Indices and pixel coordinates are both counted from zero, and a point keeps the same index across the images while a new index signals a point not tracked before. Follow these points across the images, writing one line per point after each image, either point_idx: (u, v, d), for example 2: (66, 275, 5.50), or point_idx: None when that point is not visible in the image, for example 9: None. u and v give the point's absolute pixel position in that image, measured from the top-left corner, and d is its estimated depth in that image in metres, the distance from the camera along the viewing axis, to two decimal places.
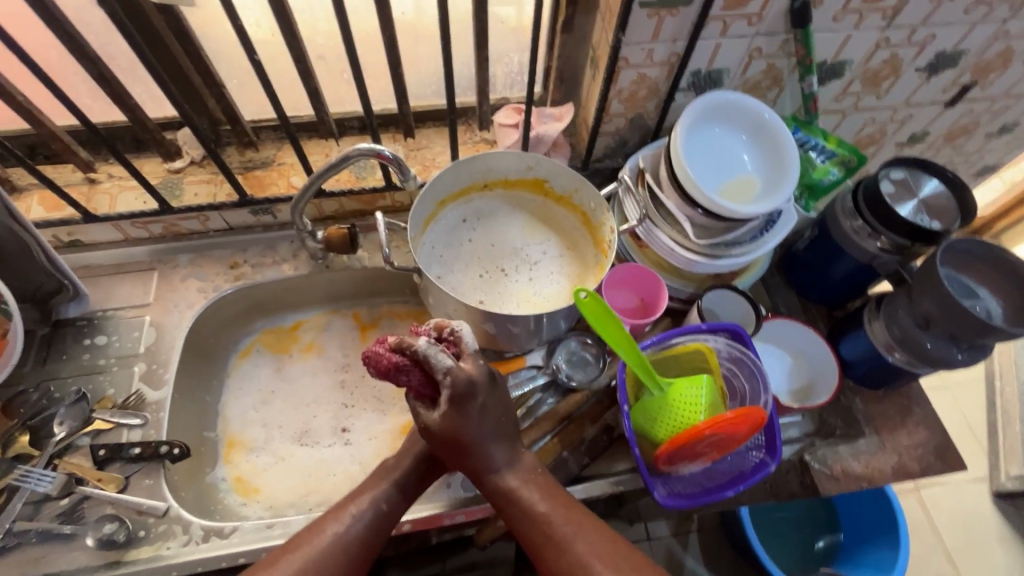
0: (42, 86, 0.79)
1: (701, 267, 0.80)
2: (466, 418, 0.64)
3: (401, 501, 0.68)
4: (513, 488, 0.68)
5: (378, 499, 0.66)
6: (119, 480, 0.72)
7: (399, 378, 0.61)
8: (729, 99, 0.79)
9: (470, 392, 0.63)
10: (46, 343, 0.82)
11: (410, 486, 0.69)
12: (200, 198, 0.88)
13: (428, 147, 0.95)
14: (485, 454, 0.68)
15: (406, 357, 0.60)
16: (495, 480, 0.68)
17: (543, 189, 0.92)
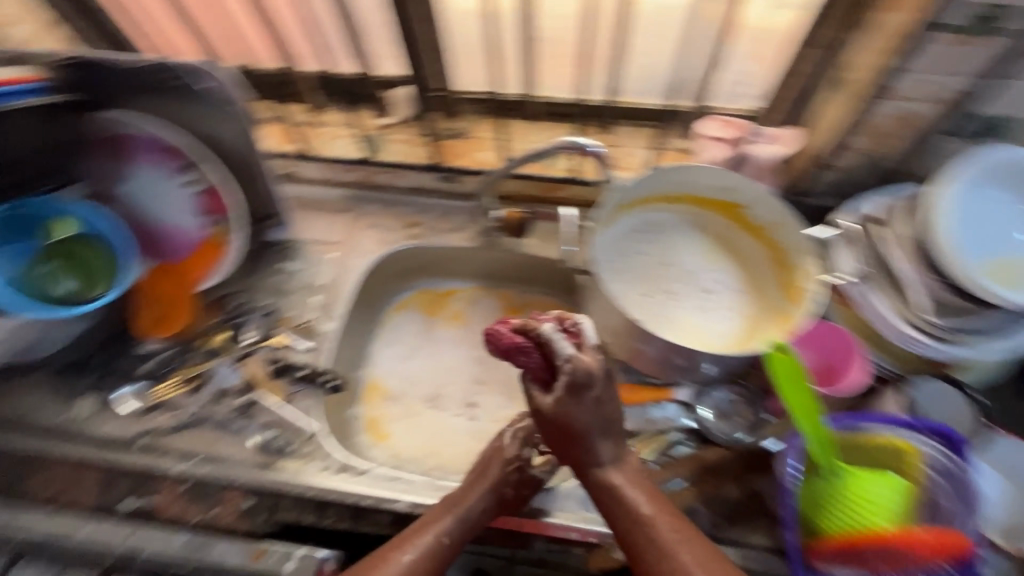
0: (300, 31, 0.88)
1: (925, 351, 0.68)
2: (579, 408, 0.61)
3: (462, 535, 0.66)
4: (617, 485, 0.63)
5: (439, 535, 0.64)
6: (286, 392, 0.81)
7: (518, 360, 0.63)
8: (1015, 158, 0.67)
9: (586, 380, 0.60)
10: (251, 257, 0.93)
11: (473, 517, 0.67)
12: (396, 156, 0.96)
13: (621, 146, 0.90)
14: (590, 442, 0.63)
15: (528, 339, 0.61)
16: (597, 473, 0.64)
17: (735, 216, 0.84)
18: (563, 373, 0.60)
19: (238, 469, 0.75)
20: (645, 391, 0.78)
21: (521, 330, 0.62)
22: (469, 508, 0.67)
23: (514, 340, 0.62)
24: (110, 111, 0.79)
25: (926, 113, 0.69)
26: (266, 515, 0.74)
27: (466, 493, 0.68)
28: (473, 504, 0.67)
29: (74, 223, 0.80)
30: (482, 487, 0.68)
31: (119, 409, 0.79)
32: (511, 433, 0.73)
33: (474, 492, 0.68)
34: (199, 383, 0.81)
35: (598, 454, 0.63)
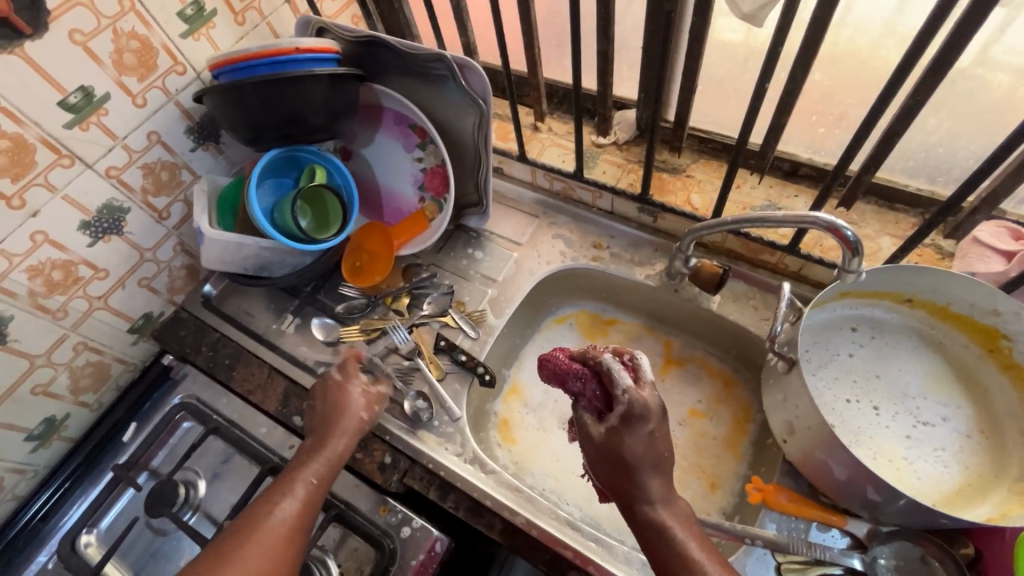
0: (551, 40, 0.91)
1: None
2: (634, 440, 0.56)
3: (330, 475, 0.71)
4: (665, 525, 0.55)
5: (307, 479, 0.69)
6: (441, 371, 0.87)
7: (571, 387, 0.60)
8: None
9: (643, 414, 0.56)
10: (445, 237, 1.01)
11: (334, 456, 0.72)
12: (605, 177, 0.92)
13: (858, 226, 0.79)
14: (638, 472, 0.56)
15: (586, 366, 0.59)
16: (646, 509, 0.56)
17: (992, 345, 0.69)
18: (618, 404, 0.56)
19: (388, 425, 0.83)
20: (811, 507, 0.68)
21: (575, 355, 0.61)
22: (332, 453, 0.72)
23: (566, 364, 0.60)
24: (379, 86, 0.91)
25: None
26: (397, 477, 0.79)
27: (327, 440, 0.73)
28: (333, 440, 0.73)
29: (323, 171, 0.92)
30: (343, 430, 0.74)
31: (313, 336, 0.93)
32: (350, 370, 0.80)
33: (327, 434, 0.74)
34: (377, 336, 0.91)
35: (655, 494, 0.56)
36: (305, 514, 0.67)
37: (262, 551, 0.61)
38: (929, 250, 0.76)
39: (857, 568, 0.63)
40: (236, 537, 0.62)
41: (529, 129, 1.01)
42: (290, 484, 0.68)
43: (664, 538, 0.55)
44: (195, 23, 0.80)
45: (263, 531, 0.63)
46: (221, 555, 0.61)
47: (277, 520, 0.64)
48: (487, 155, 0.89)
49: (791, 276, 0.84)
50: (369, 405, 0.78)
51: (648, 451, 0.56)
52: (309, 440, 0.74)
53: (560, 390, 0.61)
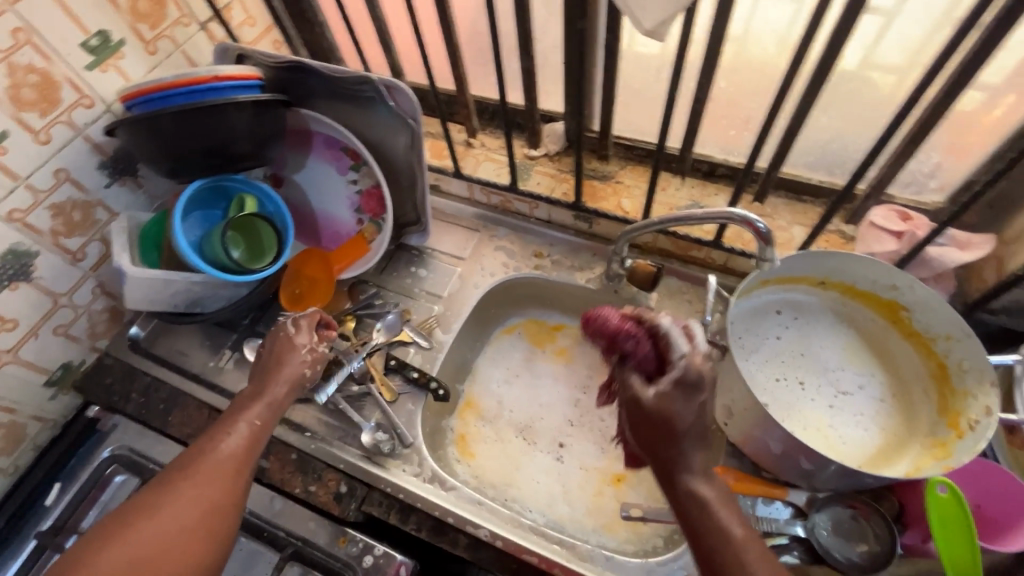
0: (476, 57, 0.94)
1: None
2: (688, 408, 0.54)
3: (273, 417, 0.72)
4: (707, 501, 0.54)
5: (250, 419, 0.70)
6: (394, 393, 0.85)
7: (616, 347, 0.60)
8: None
9: (696, 385, 0.55)
10: (387, 257, 1.00)
11: (276, 398, 0.73)
12: (540, 188, 0.95)
13: (771, 218, 0.86)
14: (686, 440, 0.55)
15: (640, 327, 0.59)
16: (690, 483, 0.54)
17: (895, 317, 0.76)
18: (674, 367, 0.55)
19: (343, 453, 0.80)
20: (754, 483, 0.72)
21: (628, 317, 0.61)
22: (272, 394, 0.73)
23: (620, 324, 0.60)
24: (306, 109, 0.90)
25: None
26: (354, 505, 0.77)
27: (268, 383, 0.74)
28: (273, 382, 0.74)
29: (253, 200, 0.90)
30: (284, 375, 0.75)
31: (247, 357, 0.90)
32: (297, 321, 0.80)
33: (270, 376, 0.75)
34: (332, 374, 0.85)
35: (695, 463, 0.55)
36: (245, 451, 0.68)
37: (212, 481, 0.63)
38: (835, 235, 0.83)
39: (801, 535, 0.68)
40: (175, 474, 0.63)
41: (462, 146, 1.03)
42: (233, 422, 0.69)
43: (705, 519, 0.53)
44: (102, 54, 0.77)
45: (204, 466, 0.64)
46: (165, 489, 0.62)
47: (216, 455, 0.65)
48: (421, 172, 0.89)
49: (719, 269, 0.90)
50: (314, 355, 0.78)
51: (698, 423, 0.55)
52: (250, 388, 0.75)
53: (611, 349, 0.60)
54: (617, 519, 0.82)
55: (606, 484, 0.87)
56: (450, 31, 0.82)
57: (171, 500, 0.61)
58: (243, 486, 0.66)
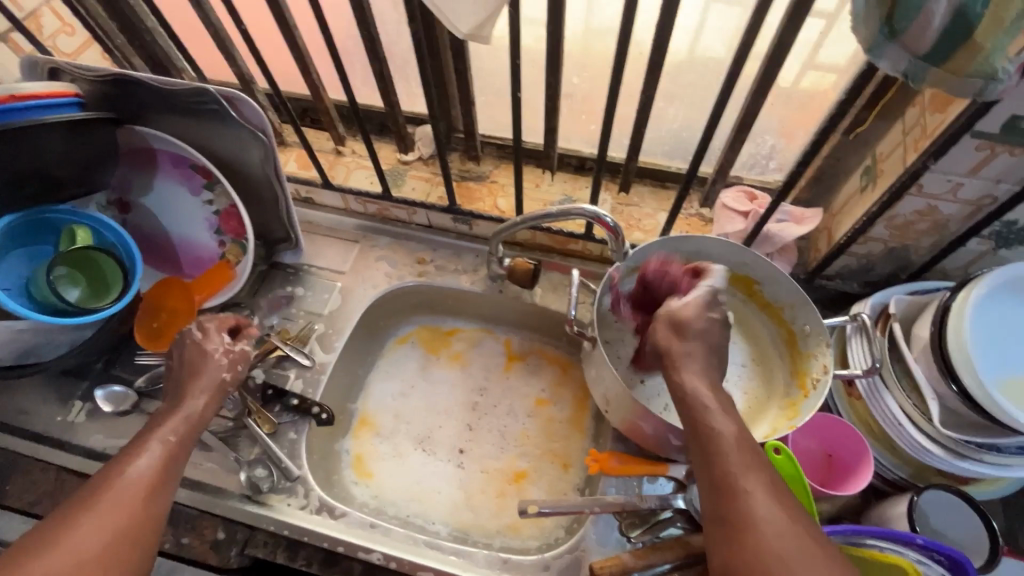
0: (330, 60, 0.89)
1: (933, 461, 0.63)
2: (692, 342, 0.61)
3: (191, 431, 0.64)
4: (706, 404, 0.56)
5: (163, 437, 0.62)
6: (273, 422, 0.79)
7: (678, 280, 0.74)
8: None
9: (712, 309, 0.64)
10: (259, 278, 0.94)
11: (197, 409, 0.66)
12: (414, 194, 0.93)
13: (638, 206, 0.90)
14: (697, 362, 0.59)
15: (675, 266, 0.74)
16: (696, 401, 0.56)
17: (750, 290, 0.80)
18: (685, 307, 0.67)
19: (219, 497, 0.74)
20: (640, 463, 0.75)
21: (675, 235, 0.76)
22: (195, 404, 0.66)
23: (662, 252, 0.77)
24: (142, 127, 0.82)
25: (955, 213, 0.64)
26: (235, 550, 0.73)
27: (186, 394, 0.67)
28: (191, 390, 0.67)
29: (87, 231, 0.80)
30: (201, 382, 0.68)
31: (99, 410, 0.80)
32: (202, 325, 0.74)
33: (190, 388, 0.67)
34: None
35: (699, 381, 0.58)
36: (169, 464, 0.61)
37: (122, 510, 0.54)
38: (695, 219, 0.88)
39: (681, 507, 0.70)
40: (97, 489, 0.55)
41: (332, 155, 0.98)
42: (143, 441, 0.61)
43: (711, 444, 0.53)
44: None
45: (126, 477, 0.56)
46: (61, 524, 0.52)
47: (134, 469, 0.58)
48: (280, 186, 0.84)
49: (596, 259, 0.92)
50: (232, 356, 0.72)
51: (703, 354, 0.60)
52: (163, 406, 0.67)
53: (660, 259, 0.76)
54: (519, 518, 0.83)
55: (507, 484, 0.87)
56: (292, 35, 0.77)
57: (84, 527, 0.52)
58: (159, 512, 0.57)
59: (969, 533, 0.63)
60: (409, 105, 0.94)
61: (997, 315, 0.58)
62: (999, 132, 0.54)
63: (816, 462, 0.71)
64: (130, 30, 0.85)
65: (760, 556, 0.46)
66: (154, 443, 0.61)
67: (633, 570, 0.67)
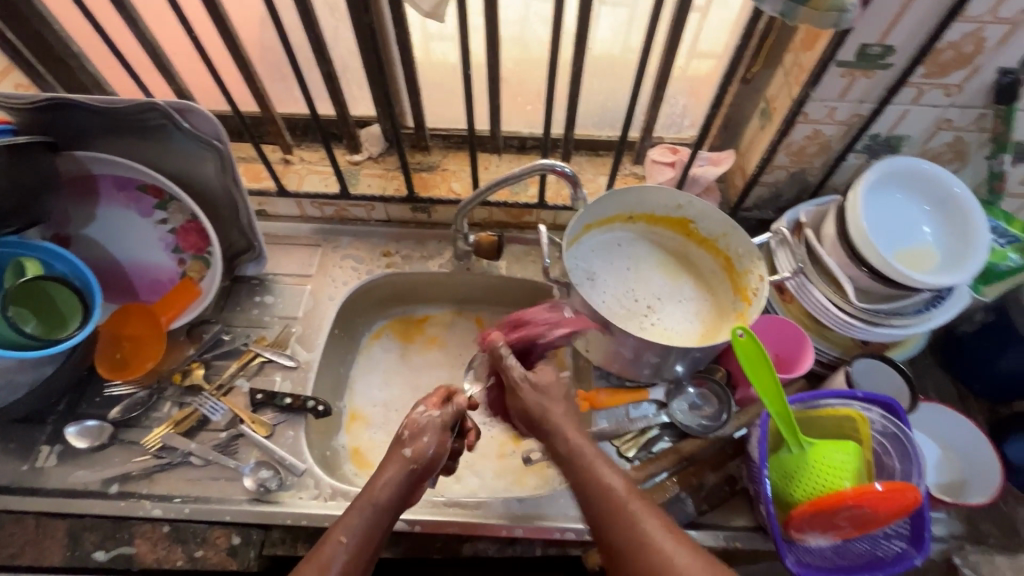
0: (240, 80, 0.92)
1: (858, 333, 0.76)
2: (530, 395, 0.70)
3: (383, 513, 0.61)
4: (580, 451, 0.64)
5: (353, 541, 0.58)
6: (268, 426, 0.79)
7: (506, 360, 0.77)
8: (919, 166, 0.71)
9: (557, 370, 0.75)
10: (224, 293, 0.93)
11: (385, 500, 0.62)
12: (372, 190, 0.97)
13: (580, 173, 0.99)
14: (548, 403, 0.69)
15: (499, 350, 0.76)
16: (559, 438, 0.66)
17: (687, 230, 0.93)
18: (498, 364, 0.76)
19: (227, 503, 0.73)
20: (624, 393, 0.83)
21: (639, 198, 0.89)
22: (381, 495, 0.62)
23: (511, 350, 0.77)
24: (82, 151, 0.80)
25: (834, 134, 0.79)
26: (253, 552, 0.71)
27: (375, 486, 0.62)
28: (378, 488, 0.62)
29: (36, 262, 0.75)
30: (389, 477, 0.63)
31: (73, 447, 0.76)
32: (417, 415, 0.68)
33: (377, 483, 0.63)
34: (191, 427, 0.78)
35: (557, 421, 0.67)
36: (362, 563, 0.58)
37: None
38: (630, 177, 0.99)
39: (666, 421, 0.80)
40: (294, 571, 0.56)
41: (280, 164, 0.99)
42: (367, 541, 0.59)
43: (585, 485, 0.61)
44: None
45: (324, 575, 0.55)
46: None
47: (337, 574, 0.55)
48: (239, 194, 0.84)
49: (551, 227, 1.00)
50: (427, 456, 0.66)
51: (539, 398, 0.69)
52: (364, 491, 0.62)
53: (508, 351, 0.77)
54: (523, 471, 0.87)
55: (505, 445, 0.91)
56: (236, 45, 0.79)
57: None
58: None
59: (891, 389, 0.77)
60: (354, 109, 0.98)
61: (877, 205, 0.72)
62: (855, 59, 0.69)
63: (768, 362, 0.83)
64: (52, 57, 0.82)
65: (663, 558, 0.53)
66: (335, 532, 0.58)
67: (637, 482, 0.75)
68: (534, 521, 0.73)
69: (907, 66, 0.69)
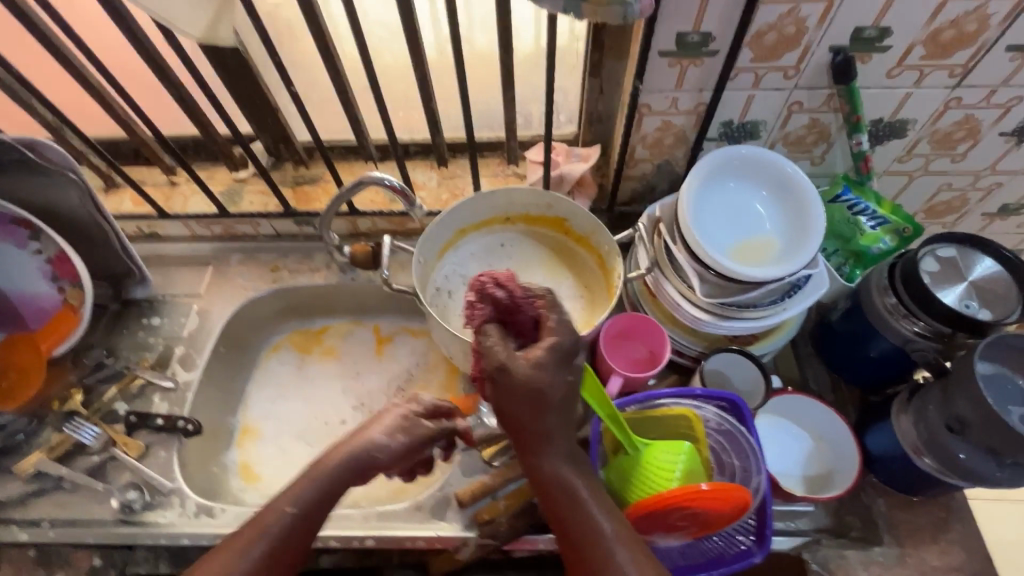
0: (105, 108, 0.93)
1: (709, 328, 0.74)
2: (512, 399, 0.54)
3: (338, 491, 0.60)
4: (574, 486, 0.57)
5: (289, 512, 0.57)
6: (141, 445, 0.81)
7: (502, 324, 0.58)
8: (745, 153, 0.73)
9: (563, 368, 0.56)
10: (113, 317, 0.95)
11: (339, 477, 0.59)
12: (253, 207, 0.98)
13: (461, 176, 0.98)
14: (532, 418, 0.56)
15: (491, 303, 0.58)
16: (541, 461, 0.58)
17: (564, 229, 0.92)
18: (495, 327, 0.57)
19: (95, 526, 0.76)
20: None
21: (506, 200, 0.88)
22: (328, 466, 0.60)
23: (497, 310, 0.58)
24: None
25: (685, 123, 0.77)
26: None
27: (329, 457, 0.60)
28: (328, 460, 0.60)
29: None
30: (346, 452, 0.61)
31: None
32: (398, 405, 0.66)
33: (335, 452, 0.61)
34: (67, 453, 0.80)
35: (552, 449, 0.58)
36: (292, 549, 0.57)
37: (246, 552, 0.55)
38: (511, 177, 0.98)
39: None
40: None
41: (166, 188, 1.01)
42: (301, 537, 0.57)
43: (549, 483, 0.57)
44: None
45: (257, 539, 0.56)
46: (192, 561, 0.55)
47: (266, 548, 0.55)
48: (108, 225, 0.87)
49: None
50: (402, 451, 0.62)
51: (519, 406, 0.54)
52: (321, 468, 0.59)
53: (496, 312, 0.58)
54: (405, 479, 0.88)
55: None
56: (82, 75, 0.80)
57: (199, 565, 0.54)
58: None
59: (752, 384, 0.78)
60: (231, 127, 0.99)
61: (711, 198, 0.73)
62: (677, 49, 0.67)
63: (641, 359, 0.80)
64: None
65: None
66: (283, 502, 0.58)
67: (495, 488, 0.74)
68: (389, 533, 0.73)
69: (731, 52, 0.67)
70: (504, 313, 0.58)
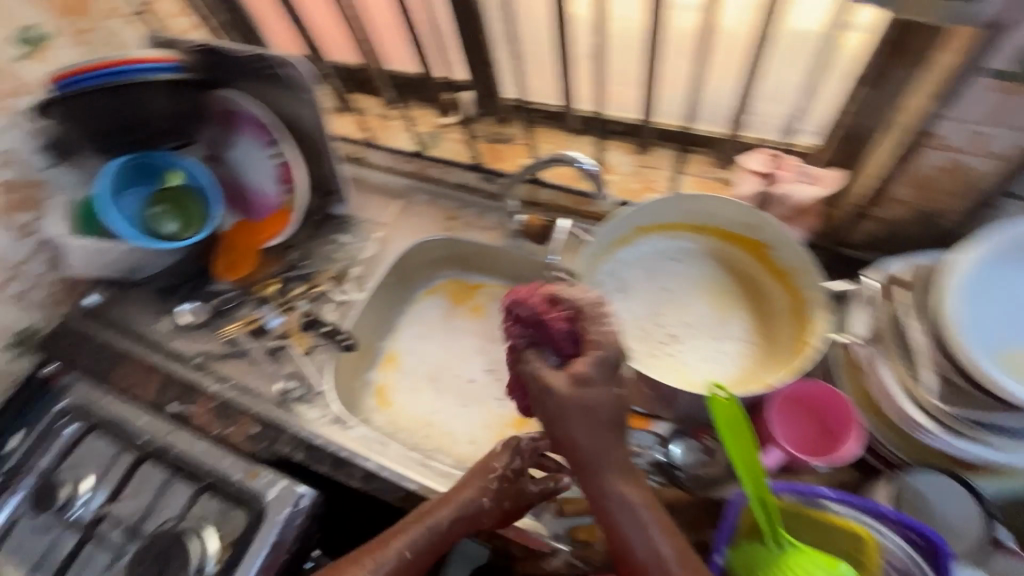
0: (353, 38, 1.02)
1: (930, 439, 0.60)
2: (563, 417, 0.58)
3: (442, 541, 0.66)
4: (631, 500, 0.58)
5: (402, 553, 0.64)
6: (309, 345, 0.94)
7: (531, 344, 0.62)
8: None
9: (604, 378, 0.58)
10: (315, 225, 1.06)
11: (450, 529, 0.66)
12: (448, 154, 1.02)
13: (658, 168, 0.90)
14: (584, 434, 0.58)
15: (522, 323, 0.62)
16: (598, 478, 0.58)
17: (761, 256, 0.79)
18: (526, 346, 0.62)
19: (260, 399, 0.89)
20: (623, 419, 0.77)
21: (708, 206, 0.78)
22: (432, 523, 0.66)
23: (523, 332, 0.62)
24: (225, 92, 0.97)
25: (984, 169, 0.62)
26: (266, 445, 0.86)
27: (443, 506, 0.67)
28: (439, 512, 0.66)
29: (180, 175, 0.98)
30: (451, 511, 0.66)
31: (178, 321, 0.98)
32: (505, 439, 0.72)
33: (451, 500, 0.67)
34: (258, 330, 0.95)
35: (607, 464, 0.58)
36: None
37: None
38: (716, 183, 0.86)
39: (658, 461, 0.71)
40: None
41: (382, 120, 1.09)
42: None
43: (604, 495, 0.58)
44: (35, 48, 0.87)
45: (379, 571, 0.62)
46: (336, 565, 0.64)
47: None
48: (324, 143, 0.97)
49: None
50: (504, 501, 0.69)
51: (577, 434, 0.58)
52: (429, 512, 0.66)
53: (527, 333, 0.62)
54: None
55: (508, 426, 0.93)
56: None
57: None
58: None
59: (965, 523, 0.60)
60: None
61: (997, 276, 0.58)
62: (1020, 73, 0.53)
63: (811, 435, 0.66)
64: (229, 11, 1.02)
65: None
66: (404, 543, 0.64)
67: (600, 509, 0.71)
68: None
69: None
70: (534, 332, 0.62)
